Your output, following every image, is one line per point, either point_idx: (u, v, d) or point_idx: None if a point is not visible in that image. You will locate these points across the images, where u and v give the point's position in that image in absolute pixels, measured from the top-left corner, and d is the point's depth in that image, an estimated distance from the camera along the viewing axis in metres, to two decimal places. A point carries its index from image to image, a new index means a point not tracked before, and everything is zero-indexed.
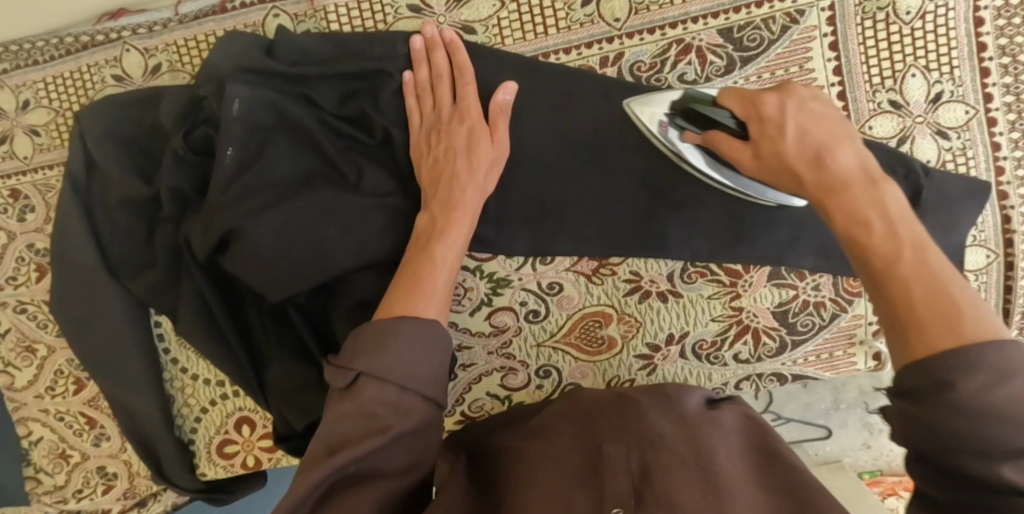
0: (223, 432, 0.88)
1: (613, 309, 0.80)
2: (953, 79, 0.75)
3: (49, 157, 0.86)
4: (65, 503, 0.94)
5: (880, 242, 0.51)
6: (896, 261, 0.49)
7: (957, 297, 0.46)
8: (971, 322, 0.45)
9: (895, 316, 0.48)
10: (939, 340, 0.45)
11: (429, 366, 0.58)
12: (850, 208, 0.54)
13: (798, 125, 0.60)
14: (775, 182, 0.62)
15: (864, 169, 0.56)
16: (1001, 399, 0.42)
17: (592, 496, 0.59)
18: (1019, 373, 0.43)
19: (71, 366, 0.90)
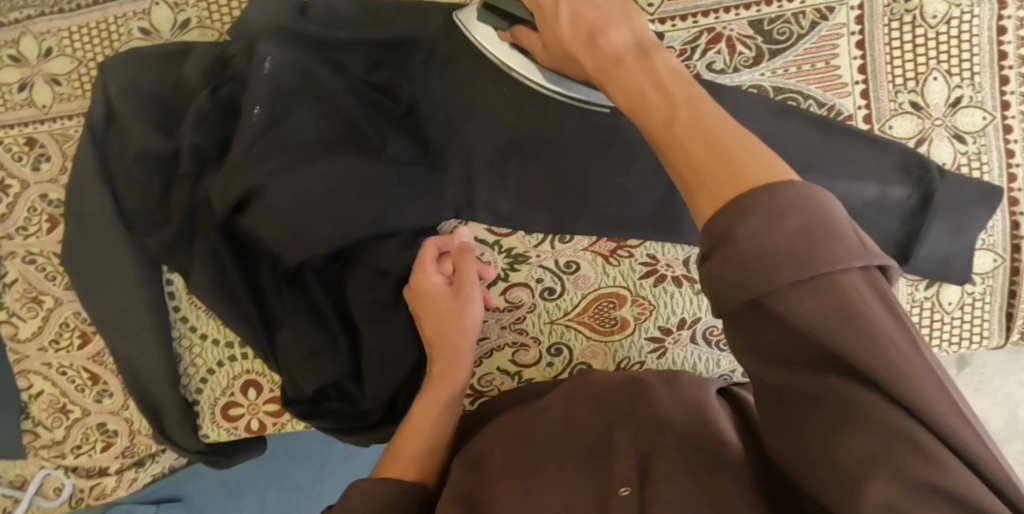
0: (228, 394, 0.88)
1: (627, 290, 0.81)
2: (973, 84, 0.77)
3: (67, 108, 0.85)
4: (61, 460, 0.93)
5: (656, 105, 0.49)
6: (668, 119, 0.48)
7: (728, 140, 0.45)
8: (743, 166, 0.43)
9: (681, 174, 0.46)
10: (718, 190, 0.43)
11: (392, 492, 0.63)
12: (626, 84, 0.53)
13: (569, 10, 0.60)
14: (566, 66, 0.63)
15: (637, 42, 0.55)
16: (775, 240, 0.39)
17: (601, 474, 0.64)
18: (792, 209, 0.40)
19: (77, 320, 0.89)
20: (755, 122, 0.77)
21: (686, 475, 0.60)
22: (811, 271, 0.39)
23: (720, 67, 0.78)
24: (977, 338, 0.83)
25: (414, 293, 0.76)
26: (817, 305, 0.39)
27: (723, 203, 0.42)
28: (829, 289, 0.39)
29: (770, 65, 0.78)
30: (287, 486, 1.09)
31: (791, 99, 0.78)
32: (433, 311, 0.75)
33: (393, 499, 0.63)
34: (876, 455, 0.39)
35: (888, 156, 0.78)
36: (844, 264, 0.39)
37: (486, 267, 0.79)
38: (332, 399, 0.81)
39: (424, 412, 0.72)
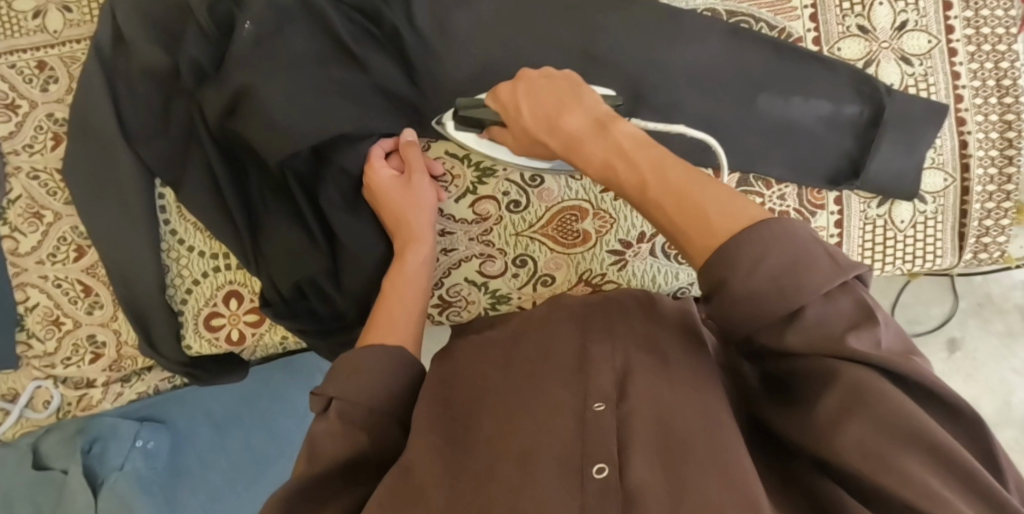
0: (211, 305, 0.93)
1: (589, 204, 0.85)
2: (917, 10, 0.82)
3: (77, 32, 0.92)
4: (52, 370, 0.97)
5: (630, 180, 0.59)
6: (644, 185, 0.58)
7: (699, 197, 0.55)
8: (717, 222, 0.53)
9: (673, 235, 0.56)
10: (705, 240, 0.54)
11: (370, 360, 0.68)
12: (590, 158, 0.63)
13: (529, 101, 0.69)
14: (533, 150, 0.72)
15: (592, 117, 0.65)
16: (764, 275, 0.50)
17: (579, 388, 0.65)
18: (774, 245, 0.51)
19: (75, 234, 0.95)
20: (709, 43, 0.82)
21: (661, 389, 0.63)
22: (789, 303, 0.50)
23: None
24: (930, 257, 0.86)
25: (367, 187, 0.82)
26: (795, 329, 0.51)
27: (714, 249, 0.53)
28: (808, 320, 0.51)
29: None
30: (273, 433, 1.11)
31: (743, 22, 0.83)
32: (392, 199, 0.80)
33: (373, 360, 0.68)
34: (848, 407, 0.49)
35: (837, 76, 0.81)
36: (821, 289, 0.50)
37: (434, 164, 0.84)
38: (309, 300, 0.86)
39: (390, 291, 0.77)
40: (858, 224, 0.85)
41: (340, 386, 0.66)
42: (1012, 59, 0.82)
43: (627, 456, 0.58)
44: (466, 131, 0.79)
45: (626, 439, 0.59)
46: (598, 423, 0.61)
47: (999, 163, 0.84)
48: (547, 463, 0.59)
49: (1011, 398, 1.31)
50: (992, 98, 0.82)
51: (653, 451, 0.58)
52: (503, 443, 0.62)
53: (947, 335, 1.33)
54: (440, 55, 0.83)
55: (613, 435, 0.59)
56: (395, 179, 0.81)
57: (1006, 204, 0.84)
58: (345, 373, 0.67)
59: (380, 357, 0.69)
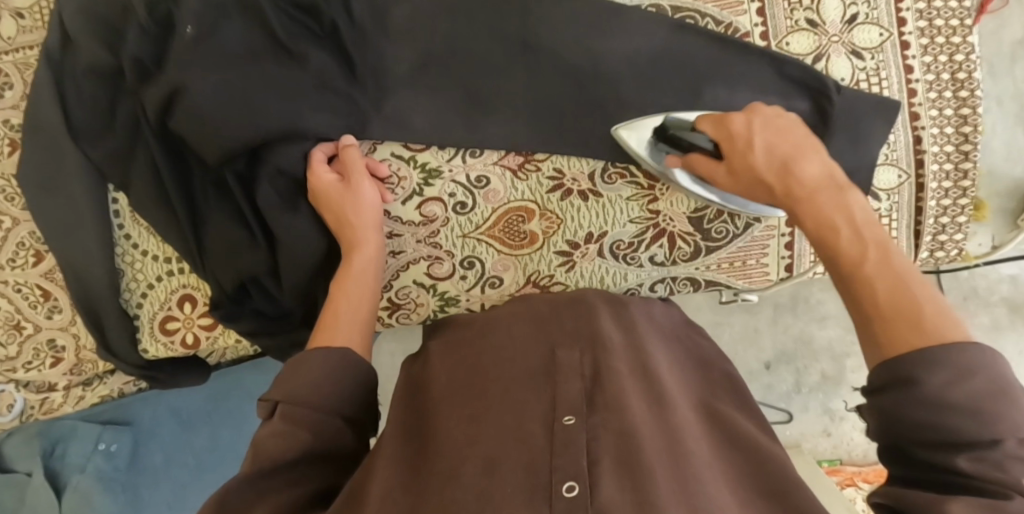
0: (166, 308, 0.93)
1: (535, 205, 0.84)
2: (868, 2, 0.80)
3: (29, 38, 0.93)
4: (13, 374, 0.98)
5: (853, 255, 0.56)
6: (863, 260, 0.55)
7: (917, 295, 0.51)
8: (931, 320, 0.50)
9: (868, 321, 0.53)
10: (905, 337, 0.50)
11: (312, 360, 0.65)
12: (816, 213, 0.60)
13: (765, 142, 0.66)
14: (750, 193, 0.68)
15: (829, 175, 0.62)
16: (963, 396, 0.46)
17: (546, 400, 0.63)
18: (978, 371, 0.47)
19: (33, 239, 0.95)
20: (657, 39, 0.81)
21: (630, 408, 0.62)
22: (988, 431, 0.45)
23: None
24: None
25: (312, 192, 0.81)
26: (973, 457, 0.45)
27: (910, 349, 0.49)
28: (997, 458, 0.45)
29: None
30: (236, 437, 1.09)
31: (688, 18, 0.81)
32: (333, 201, 0.79)
33: (313, 359, 0.65)
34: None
35: (769, 67, 0.80)
36: (1018, 432, 0.45)
37: (378, 164, 0.83)
38: (253, 300, 0.85)
39: (338, 293, 0.73)
40: None
41: (287, 389, 0.62)
42: (966, 51, 0.80)
43: (595, 471, 0.55)
44: (664, 147, 0.77)
45: (595, 453, 0.57)
46: (566, 435, 0.59)
47: (956, 159, 0.82)
48: (512, 474, 0.56)
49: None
50: (947, 91, 0.81)
51: (621, 468, 0.56)
52: (470, 452, 0.60)
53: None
54: (386, 55, 0.83)
55: (581, 448, 0.57)
56: (337, 180, 0.80)
57: (962, 200, 0.83)
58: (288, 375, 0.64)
59: (328, 358, 0.65)
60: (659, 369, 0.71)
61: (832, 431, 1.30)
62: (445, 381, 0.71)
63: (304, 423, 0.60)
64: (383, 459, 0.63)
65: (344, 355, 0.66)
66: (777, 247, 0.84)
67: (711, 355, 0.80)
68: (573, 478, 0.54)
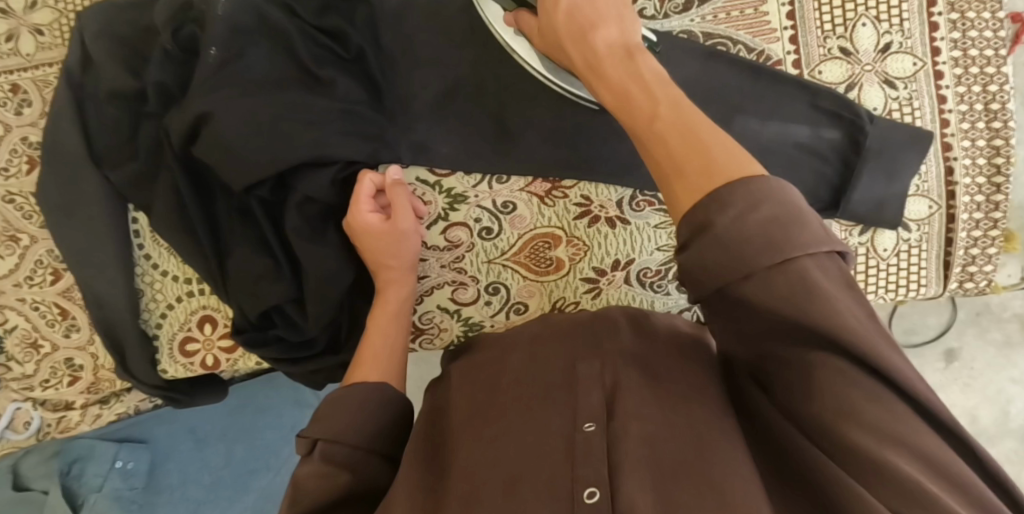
0: (185, 329, 0.92)
1: (562, 231, 0.83)
2: (902, 31, 0.79)
3: (49, 55, 0.92)
4: (30, 393, 0.97)
5: (637, 113, 0.52)
6: (652, 116, 0.51)
7: (702, 136, 0.48)
8: (716, 161, 0.46)
9: (663, 173, 0.49)
10: (699, 182, 0.46)
11: (354, 399, 0.66)
12: (611, 84, 0.57)
13: (571, 3, 0.63)
14: (554, 51, 0.67)
15: (622, 42, 0.59)
16: (751, 225, 0.43)
17: (566, 410, 0.63)
18: (767, 199, 0.44)
19: (51, 257, 0.94)
20: (689, 64, 0.79)
21: (652, 412, 0.61)
22: (777, 254, 0.43)
23: (651, 13, 0.80)
24: (914, 287, 0.83)
25: (354, 228, 0.80)
26: (765, 279, 0.44)
27: (702, 190, 0.46)
28: (790, 271, 0.43)
29: (699, 12, 0.80)
30: (251, 452, 1.09)
31: (720, 45, 0.80)
32: (378, 245, 0.79)
33: (351, 399, 0.66)
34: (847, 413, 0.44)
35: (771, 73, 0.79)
36: (810, 247, 0.43)
37: (419, 202, 0.82)
38: (276, 326, 0.85)
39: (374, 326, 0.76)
40: None
41: (330, 427, 0.62)
42: (1000, 82, 0.79)
43: (617, 477, 0.55)
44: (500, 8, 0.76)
45: (616, 461, 0.56)
46: (587, 443, 0.58)
47: (987, 191, 0.81)
48: (535, 486, 0.56)
49: (1010, 409, 1.24)
50: (979, 122, 0.80)
51: (643, 472, 0.55)
52: (493, 467, 0.59)
53: (944, 346, 1.25)
54: (413, 80, 0.83)
55: (602, 455, 0.57)
56: (384, 220, 0.79)
57: (993, 232, 0.82)
58: (331, 410, 0.64)
59: (370, 396, 0.66)
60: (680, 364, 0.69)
61: None
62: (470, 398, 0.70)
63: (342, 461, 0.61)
64: (407, 477, 0.62)
65: (382, 392, 0.68)
66: None
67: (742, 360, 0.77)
68: (595, 485, 0.54)
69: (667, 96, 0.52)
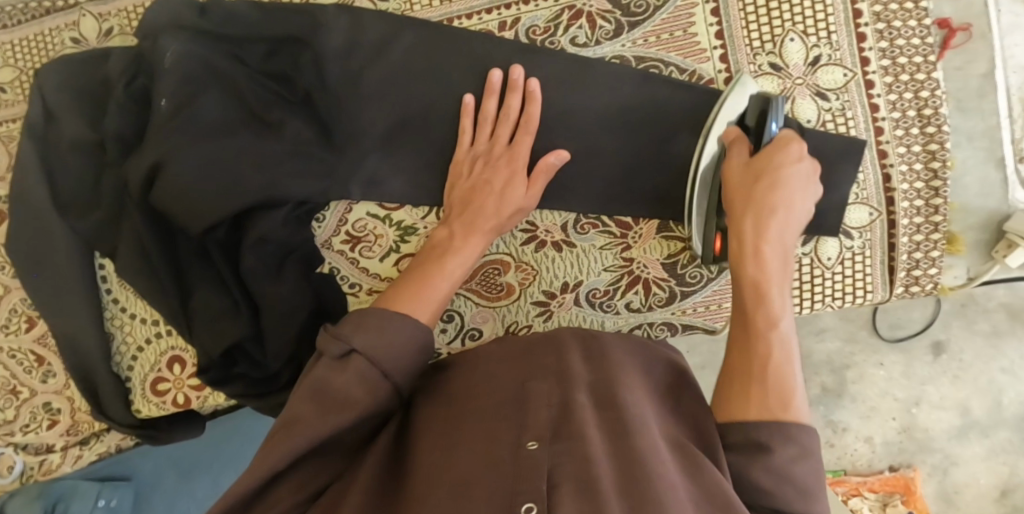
0: (156, 370, 0.95)
1: (510, 257, 0.85)
2: (830, 43, 0.80)
3: (12, 112, 0.94)
4: (11, 438, 1.00)
5: (750, 303, 0.67)
6: (769, 325, 0.66)
7: (772, 386, 0.63)
8: (774, 407, 0.62)
9: (740, 382, 0.64)
10: (752, 412, 0.62)
11: (411, 341, 0.66)
12: (750, 278, 0.68)
13: (774, 182, 0.71)
14: (732, 183, 0.73)
15: (781, 247, 0.70)
16: (798, 469, 0.59)
17: (512, 427, 0.61)
18: (810, 454, 0.60)
19: (25, 305, 0.97)
20: (623, 88, 0.81)
21: (595, 434, 0.60)
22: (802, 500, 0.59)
23: (583, 41, 0.82)
24: (861, 293, 0.84)
25: (484, 162, 0.80)
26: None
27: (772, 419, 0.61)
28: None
29: (629, 36, 0.82)
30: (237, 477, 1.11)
31: (652, 67, 0.82)
32: (491, 197, 0.78)
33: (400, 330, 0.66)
34: None
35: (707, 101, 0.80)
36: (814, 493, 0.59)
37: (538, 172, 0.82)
38: (238, 364, 0.87)
39: (439, 266, 0.74)
40: None
41: (370, 340, 0.64)
42: (932, 87, 0.80)
43: (556, 494, 0.53)
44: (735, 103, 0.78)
45: (558, 480, 0.55)
46: (530, 459, 0.57)
47: (926, 195, 0.82)
48: (473, 502, 0.54)
49: (1003, 399, 1.20)
50: (914, 128, 0.81)
51: (582, 490, 0.54)
52: (433, 485, 0.58)
53: (931, 338, 1.21)
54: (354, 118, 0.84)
55: (543, 471, 0.55)
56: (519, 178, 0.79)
57: (935, 235, 0.83)
58: (375, 322, 0.65)
59: (416, 340, 0.66)
60: (628, 386, 0.68)
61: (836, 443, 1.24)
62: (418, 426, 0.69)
63: (371, 383, 0.62)
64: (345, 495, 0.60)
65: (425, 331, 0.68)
66: None
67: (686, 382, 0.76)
68: (534, 499, 0.52)
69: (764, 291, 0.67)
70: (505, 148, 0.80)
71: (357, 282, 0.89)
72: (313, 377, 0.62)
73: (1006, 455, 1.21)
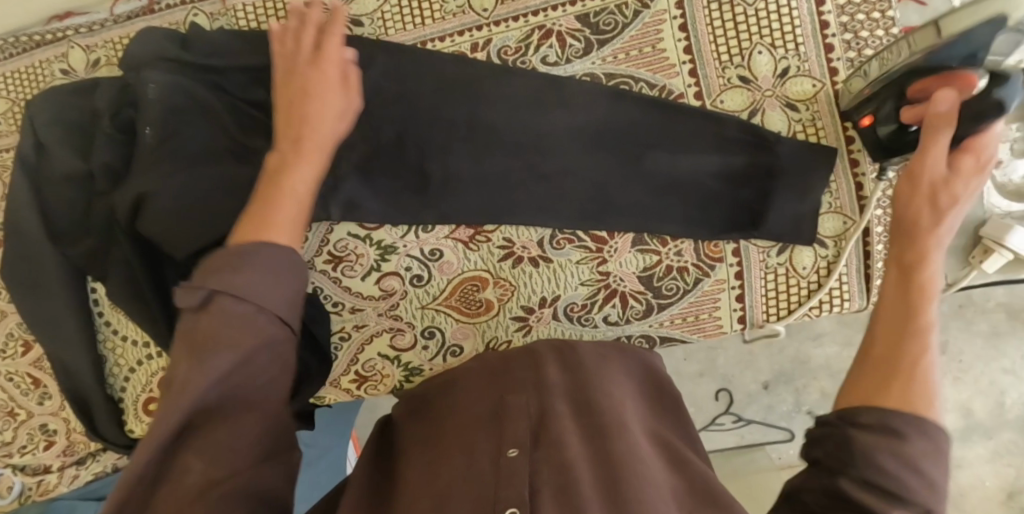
0: (148, 390, 0.96)
1: (488, 273, 0.86)
2: (798, 55, 0.81)
3: (5, 142, 0.96)
4: (10, 459, 1.02)
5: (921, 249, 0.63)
6: (918, 282, 0.62)
7: (895, 351, 0.59)
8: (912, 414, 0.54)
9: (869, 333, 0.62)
10: (892, 390, 0.56)
11: (277, 281, 0.60)
12: (912, 219, 0.64)
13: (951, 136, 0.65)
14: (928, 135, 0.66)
15: (953, 194, 0.64)
16: (915, 461, 0.51)
17: (494, 437, 0.68)
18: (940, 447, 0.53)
19: (21, 329, 1.00)
20: (591, 107, 0.82)
21: (570, 442, 0.67)
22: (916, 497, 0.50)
23: (554, 60, 0.83)
24: (839, 300, 0.84)
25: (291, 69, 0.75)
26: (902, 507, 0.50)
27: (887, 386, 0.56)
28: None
29: (599, 54, 0.83)
30: None
31: (622, 84, 0.83)
32: (319, 105, 0.74)
33: (262, 261, 0.60)
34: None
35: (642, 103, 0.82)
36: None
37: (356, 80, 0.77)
38: None
39: (283, 196, 0.68)
40: (758, 274, 0.83)
41: (227, 278, 0.57)
42: None
43: (536, 500, 0.60)
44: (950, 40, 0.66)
45: (535, 485, 0.62)
46: (510, 466, 0.64)
47: None
48: (461, 507, 0.61)
49: (1005, 400, 1.19)
50: None
51: (558, 495, 0.61)
52: (426, 495, 0.65)
53: None
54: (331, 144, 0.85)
55: (523, 478, 0.62)
56: (340, 77, 0.76)
57: None
58: (217, 264, 0.59)
59: (282, 269, 0.61)
60: (601, 390, 0.75)
61: None
62: (415, 440, 0.76)
63: (236, 318, 0.56)
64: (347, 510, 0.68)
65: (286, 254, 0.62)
66: (729, 300, 0.84)
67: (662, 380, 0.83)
68: (515, 505, 0.59)
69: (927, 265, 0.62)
70: (310, 55, 0.76)
71: (340, 301, 0.89)
72: (179, 331, 0.57)
73: (1011, 458, 1.19)
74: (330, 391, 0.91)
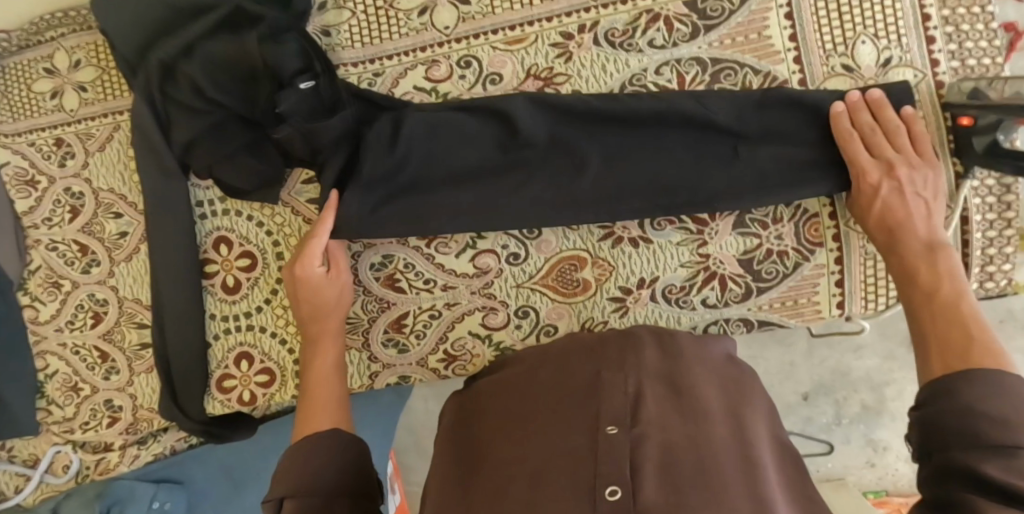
0: (223, 366, 0.95)
1: (587, 253, 0.86)
2: (901, 46, 0.83)
3: (92, 110, 0.96)
4: (70, 435, 1.01)
5: (920, 255, 0.73)
6: (964, 348, 0.62)
7: (968, 334, 0.63)
8: (976, 351, 0.61)
9: (931, 353, 0.64)
10: (951, 364, 0.62)
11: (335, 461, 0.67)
12: (927, 269, 0.71)
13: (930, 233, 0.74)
14: (885, 218, 0.76)
15: (927, 245, 0.73)
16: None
17: (590, 413, 0.65)
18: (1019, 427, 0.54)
19: (92, 301, 0.98)
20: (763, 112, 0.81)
21: (671, 423, 0.63)
22: None
23: (660, 43, 0.84)
24: None
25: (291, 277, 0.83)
26: None
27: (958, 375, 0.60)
28: None
29: (705, 39, 0.84)
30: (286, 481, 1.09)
31: (728, 68, 0.84)
32: None
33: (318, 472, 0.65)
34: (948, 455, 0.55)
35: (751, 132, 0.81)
36: None
37: None
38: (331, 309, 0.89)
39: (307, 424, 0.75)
40: (858, 259, 0.84)
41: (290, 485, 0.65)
42: None
43: (637, 475, 0.58)
44: None
45: (637, 461, 0.59)
46: (611, 445, 0.61)
47: (997, 192, 0.83)
48: (561, 484, 0.59)
49: None
50: None
51: (661, 473, 0.58)
52: (519, 476, 0.62)
53: None
54: (436, 203, 0.83)
55: (624, 455, 0.59)
56: None
57: (1008, 231, 0.84)
58: None
59: (328, 448, 0.68)
60: (696, 375, 0.72)
61: (876, 463, 1.37)
62: (497, 408, 0.73)
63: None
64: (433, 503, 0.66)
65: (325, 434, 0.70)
66: (828, 285, 0.85)
67: (749, 373, 0.80)
68: (617, 484, 0.57)
69: (937, 241, 0.73)
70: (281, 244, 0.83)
71: (432, 279, 0.88)
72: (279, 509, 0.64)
73: None
74: (416, 370, 0.91)
